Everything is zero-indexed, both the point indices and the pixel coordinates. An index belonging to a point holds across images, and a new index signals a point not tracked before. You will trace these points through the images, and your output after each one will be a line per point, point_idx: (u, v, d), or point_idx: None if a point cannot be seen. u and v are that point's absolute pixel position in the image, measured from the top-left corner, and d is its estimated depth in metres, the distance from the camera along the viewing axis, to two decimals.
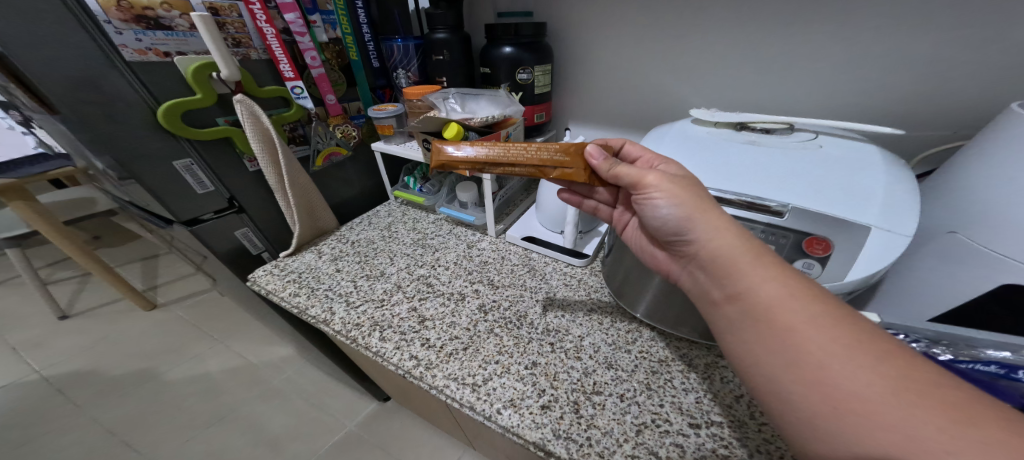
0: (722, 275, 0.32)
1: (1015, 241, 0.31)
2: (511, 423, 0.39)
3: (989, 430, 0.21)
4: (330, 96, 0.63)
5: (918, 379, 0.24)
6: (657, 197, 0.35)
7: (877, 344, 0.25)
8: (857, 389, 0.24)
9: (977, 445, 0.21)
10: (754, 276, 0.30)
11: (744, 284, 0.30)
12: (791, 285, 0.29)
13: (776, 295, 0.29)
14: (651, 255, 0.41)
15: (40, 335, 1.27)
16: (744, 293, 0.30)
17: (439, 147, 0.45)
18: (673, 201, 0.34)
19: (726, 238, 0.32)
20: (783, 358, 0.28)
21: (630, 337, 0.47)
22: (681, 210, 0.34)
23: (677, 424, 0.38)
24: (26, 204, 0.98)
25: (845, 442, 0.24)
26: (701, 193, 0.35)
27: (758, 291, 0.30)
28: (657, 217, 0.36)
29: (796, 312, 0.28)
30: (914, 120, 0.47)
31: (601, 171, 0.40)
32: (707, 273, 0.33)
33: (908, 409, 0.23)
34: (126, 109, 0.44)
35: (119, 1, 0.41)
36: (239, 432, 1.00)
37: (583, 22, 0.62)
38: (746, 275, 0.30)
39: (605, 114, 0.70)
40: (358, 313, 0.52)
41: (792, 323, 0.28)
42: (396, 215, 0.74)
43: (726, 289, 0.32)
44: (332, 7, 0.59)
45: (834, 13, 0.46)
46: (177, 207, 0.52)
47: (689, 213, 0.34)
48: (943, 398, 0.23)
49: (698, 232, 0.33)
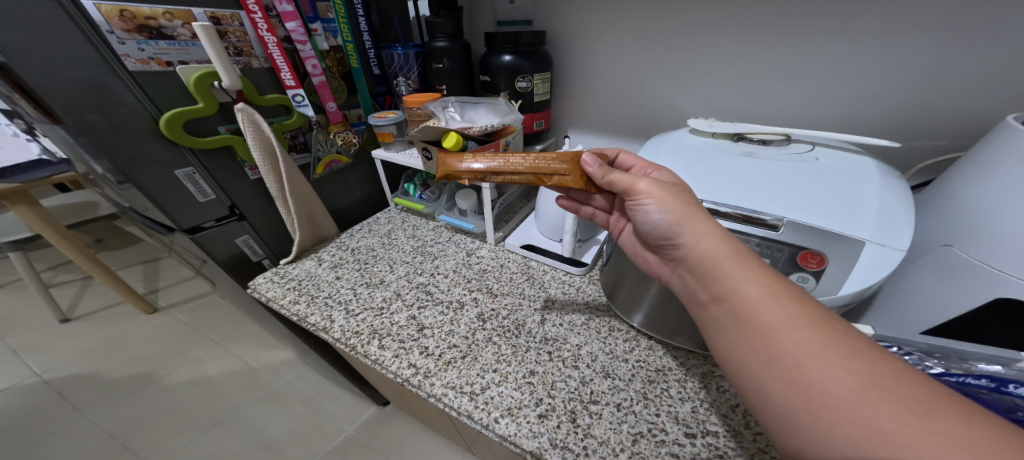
0: (708, 278, 0.32)
1: (1009, 256, 0.31)
2: (508, 432, 0.39)
3: (948, 423, 0.22)
4: (331, 104, 0.63)
5: (887, 374, 0.24)
6: (649, 203, 0.36)
7: (849, 341, 0.26)
8: (829, 386, 0.24)
9: (937, 437, 0.21)
10: (738, 278, 0.30)
11: (728, 287, 0.30)
12: (770, 285, 0.29)
13: (756, 296, 0.29)
14: (643, 259, 0.41)
15: (41, 338, 1.28)
16: (728, 296, 0.30)
17: (445, 159, 0.45)
18: (663, 207, 0.35)
19: (712, 242, 0.32)
20: (761, 358, 0.28)
21: (628, 346, 0.48)
22: (671, 216, 0.34)
23: (673, 434, 0.38)
24: (29, 208, 0.99)
25: (819, 439, 0.24)
26: (691, 199, 0.35)
27: (740, 293, 0.29)
28: (647, 222, 0.36)
29: (774, 312, 0.28)
30: (912, 130, 0.48)
31: (597, 178, 0.40)
32: (694, 276, 0.33)
33: (874, 404, 0.23)
34: (129, 118, 0.45)
35: (123, 12, 0.42)
36: (238, 436, 1.00)
37: (582, 31, 0.62)
38: (730, 278, 0.30)
39: (605, 122, 0.70)
40: (357, 321, 0.52)
41: (772, 323, 0.28)
42: (396, 222, 0.75)
43: (713, 291, 0.31)
44: (333, 15, 0.59)
45: (830, 23, 0.46)
46: (177, 215, 0.52)
47: (678, 219, 0.34)
48: (912, 394, 0.23)
49: (686, 237, 0.33)
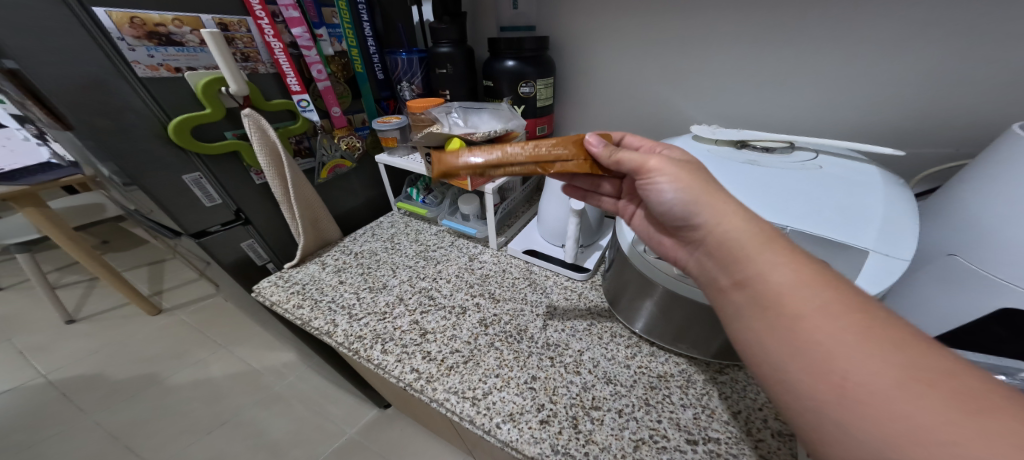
0: (730, 261, 0.30)
1: (1013, 266, 0.31)
2: (510, 438, 0.39)
3: (998, 419, 0.20)
4: (335, 109, 0.64)
5: (929, 366, 0.22)
6: (662, 180, 0.35)
7: (889, 331, 0.24)
8: (864, 378, 0.23)
9: (983, 434, 0.20)
10: (765, 261, 0.28)
11: (753, 271, 0.29)
12: (802, 270, 0.27)
13: (785, 280, 0.27)
14: (658, 242, 0.40)
15: (48, 338, 1.29)
16: (752, 280, 0.29)
17: (440, 158, 0.42)
18: (680, 186, 0.34)
19: (735, 223, 0.30)
20: (789, 347, 0.26)
21: (629, 352, 0.48)
22: (688, 195, 0.33)
23: (675, 440, 0.38)
24: (36, 209, 1.00)
25: (853, 434, 0.23)
26: (707, 179, 0.34)
27: (768, 278, 0.28)
28: (662, 202, 0.35)
29: (805, 299, 0.26)
30: (913, 138, 0.48)
31: (602, 158, 0.40)
32: (713, 259, 0.32)
33: (915, 397, 0.22)
34: (140, 124, 0.46)
35: (133, 19, 0.42)
36: (240, 438, 1.00)
37: (585, 37, 0.63)
38: (755, 261, 0.29)
39: (607, 127, 0.71)
40: (360, 325, 0.53)
41: (802, 310, 0.26)
42: (399, 226, 0.75)
43: (734, 275, 0.30)
44: (338, 21, 0.60)
45: (832, 30, 0.46)
46: (184, 219, 0.53)
47: (697, 198, 0.33)
48: (955, 387, 0.22)
49: (704, 217, 0.32)
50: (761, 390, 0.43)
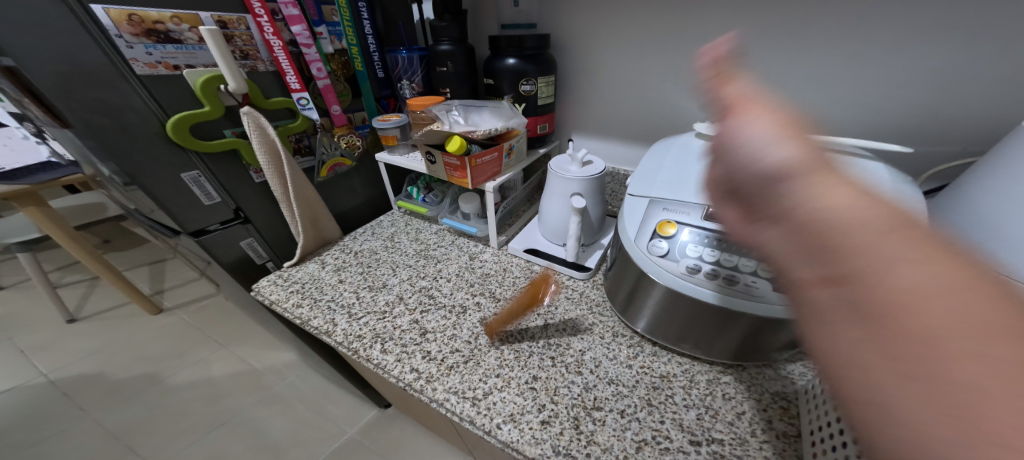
0: (818, 238, 0.18)
1: None
2: (510, 439, 0.38)
3: None
4: (335, 107, 0.63)
5: None
6: (757, 128, 0.22)
7: None
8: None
9: None
10: (876, 232, 0.16)
11: (848, 244, 0.17)
12: (931, 252, 0.15)
13: (903, 263, 0.15)
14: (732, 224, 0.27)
15: (49, 337, 1.29)
16: (846, 261, 0.17)
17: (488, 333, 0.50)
18: (777, 137, 0.21)
19: (836, 187, 0.18)
20: (888, 360, 0.15)
21: (631, 352, 0.47)
22: (792, 151, 0.20)
23: (678, 441, 0.38)
24: (37, 209, 1.00)
25: None
26: (814, 144, 0.22)
27: (875, 258, 0.16)
28: (748, 160, 0.22)
29: (930, 292, 0.14)
30: (919, 136, 0.47)
31: None
32: (797, 242, 0.19)
33: None
34: (139, 122, 0.45)
35: (131, 15, 0.42)
36: (240, 437, 1.00)
37: (586, 35, 0.62)
38: (852, 232, 0.17)
39: (609, 126, 0.70)
40: (360, 325, 0.52)
41: (916, 306, 0.14)
42: (399, 225, 0.75)
43: (824, 261, 0.18)
44: (338, 19, 0.59)
45: (837, 25, 0.46)
46: (183, 218, 0.53)
47: (799, 157, 0.20)
48: None
49: (799, 183, 0.20)
50: (765, 390, 0.42)
